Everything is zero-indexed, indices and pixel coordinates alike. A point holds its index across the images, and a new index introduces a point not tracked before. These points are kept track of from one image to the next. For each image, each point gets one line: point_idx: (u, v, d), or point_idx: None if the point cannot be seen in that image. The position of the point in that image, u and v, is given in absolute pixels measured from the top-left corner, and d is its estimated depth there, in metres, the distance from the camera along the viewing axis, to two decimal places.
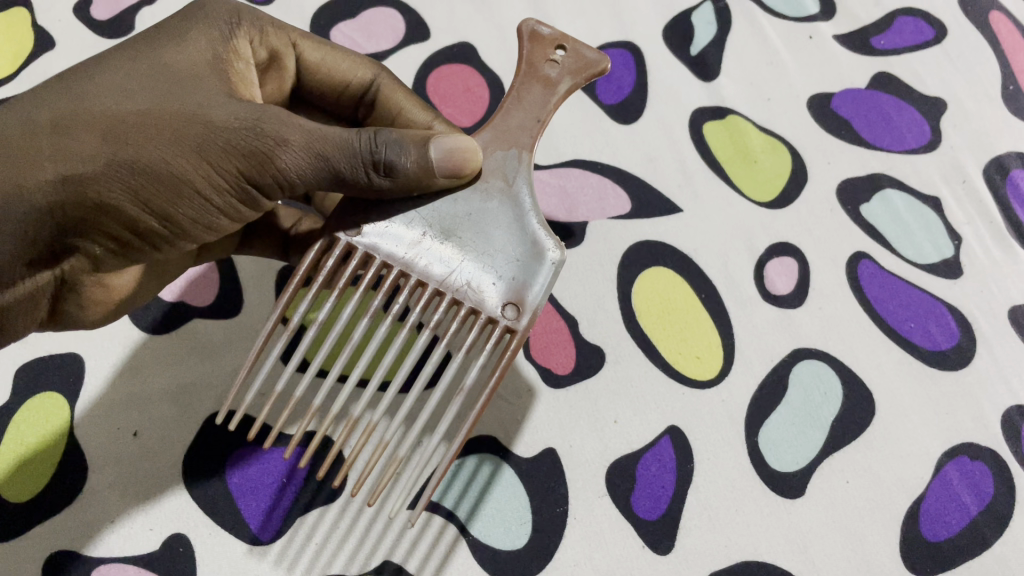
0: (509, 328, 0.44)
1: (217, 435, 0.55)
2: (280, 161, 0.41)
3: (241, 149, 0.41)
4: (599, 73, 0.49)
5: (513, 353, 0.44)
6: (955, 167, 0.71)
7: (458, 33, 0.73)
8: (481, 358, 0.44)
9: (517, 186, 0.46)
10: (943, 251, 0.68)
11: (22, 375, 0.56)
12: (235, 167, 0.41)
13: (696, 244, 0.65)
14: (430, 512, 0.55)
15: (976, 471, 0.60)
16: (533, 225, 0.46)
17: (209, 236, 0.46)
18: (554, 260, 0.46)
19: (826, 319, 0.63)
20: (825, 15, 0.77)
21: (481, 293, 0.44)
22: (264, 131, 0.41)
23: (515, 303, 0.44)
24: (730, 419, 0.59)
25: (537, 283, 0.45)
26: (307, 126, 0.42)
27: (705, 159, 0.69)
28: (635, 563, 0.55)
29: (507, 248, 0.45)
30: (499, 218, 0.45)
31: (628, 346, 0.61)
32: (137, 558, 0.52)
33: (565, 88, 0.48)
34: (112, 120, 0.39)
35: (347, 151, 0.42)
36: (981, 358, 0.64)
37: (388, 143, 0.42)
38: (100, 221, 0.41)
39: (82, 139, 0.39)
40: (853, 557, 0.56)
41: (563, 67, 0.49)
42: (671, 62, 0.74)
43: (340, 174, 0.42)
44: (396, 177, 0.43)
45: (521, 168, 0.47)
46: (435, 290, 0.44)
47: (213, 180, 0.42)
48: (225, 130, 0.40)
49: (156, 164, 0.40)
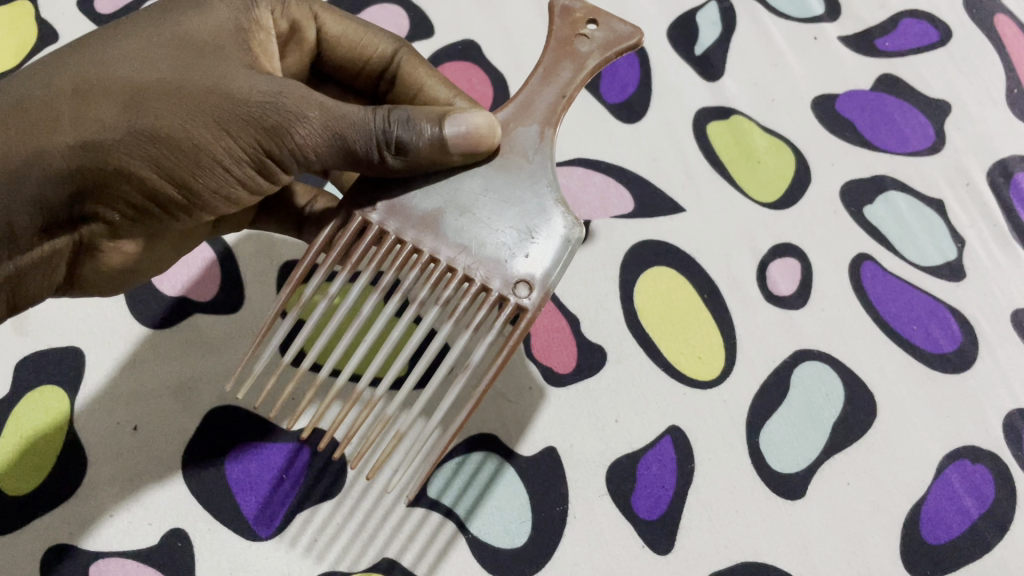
0: (521, 306, 0.43)
1: (218, 431, 0.55)
2: (297, 136, 0.42)
3: (261, 122, 0.41)
4: (631, 48, 0.49)
5: (521, 333, 0.43)
6: (959, 170, 0.71)
7: (462, 30, 0.73)
8: (488, 336, 0.43)
9: (536, 164, 0.46)
10: (946, 253, 0.68)
11: (20, 367, 0.56)
12: (253, 140, 0.42)
13: (698, 244, 0.65)
14: (428, 508, 0.54)
15: (978, 476, 0.59)
16: (551, 203, 0.45)
17: (229, 210, 0.46)
18: (570, 239, 0.45)
19: (828, 320, 0.63)
20: (830, 16, 0.77)
21: (494, 270, 0.44)
22: (283, 106, 0.41)
23: (528, 281, 0.43)
24: (731, 420, 0.59)
25: (551, 262, 0.44)
26: (325, 104, 0.42)
27: (709, 160, 0.69)
28: (635, 563, 0.54)
29: (521, 226, 0.44)
30: (516, 196, 0.45)
31: (629, 346, 0.61)
32: (135, 553, 0.52)
33: (593, 64, 0.48)
34: (133, 89, 0.40)
35: (362, 127, 0.42)
36: (983, 361, 0.63)
37: (402, 121, 0.43)
38: (120, 189, 0.41)
39: (105, 105, 0.40)
40: (853, 559, 0.56)
41: (593, 43, 0.49)
42: (675, 61, 0.74)
43: (357, 153, 0.43)
44: (411, 156, 0.43)
45: (542, 146, 0.46)
46: (446, 266, 0.44)
47: (233, 152, 0.42)
48: (246, 102, 0.41)
49: (176, 135, 0.40)
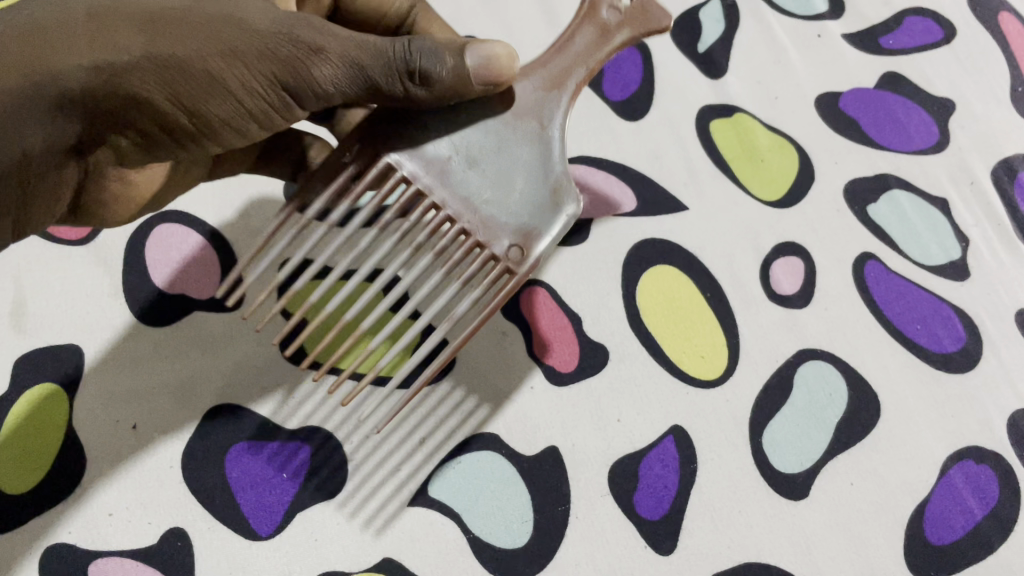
0: (508, 271, 0.43)
1: (217, 430, 0.55)
2: (313, 70, 0.41)
3: (278, 53, 0.40)
4: (659, 31, 0.47)
5: (506, 297, 0.43)
6: (963, 168, 0.71)
7: (464, 27, 0.73)
8: (474, 294, 0.43)
9: (551, 128, 0.45)
10: (950, 252, 0.67)
11: (18, 366, 0.56)
12: (269, 71, 0.40)
13: (701, 243, 0.65)
14: (429, 507, 0.54)
15: (982, 476, 0.59)
16: (557, 173, 0.45)
17: (238, 142, 0.45)
18: (569, 214, 0.44)
19: (832, 319, 0.63)
20: (833, 13, 0.77)
21: (489, 227, 0.44)
22: (299, 38, 0.40)
23: (521, 246, 0.44)
24: (734, 420, 0.58)
25: (546, 231, 0.44)
26: (341, 35, 0.41)
27: (712, 157, 0.69)
28: (637, 563, 0.54)
29: (523, 193, 0.44)
30: (524, 155, 0.45)
31: (632, 345, 0.60)
32: (134, 553, 0.52)
33: (620, 39, 0.46)
34: (150, 12, 0.38)
35: (381, 57, 0.41)
36: (988, 361, 0.63)
37: (423, 50, 0.41)
38: (132, 115, 0.40)
39: (119, 28, 0.37)
40: (857, 560, 0.56)
41: (623, 16, 0.47)
42: (678, 58, 0.73)
43: (374, 84, 0.42)
44: (432, 87, 0.42)
45: (557, 112, 0.46)
46: (444, 215, 0.44)
47: (248, 83, 0.41)
48: (261, 33, 0.40)
49: (192, 57, 0.39)
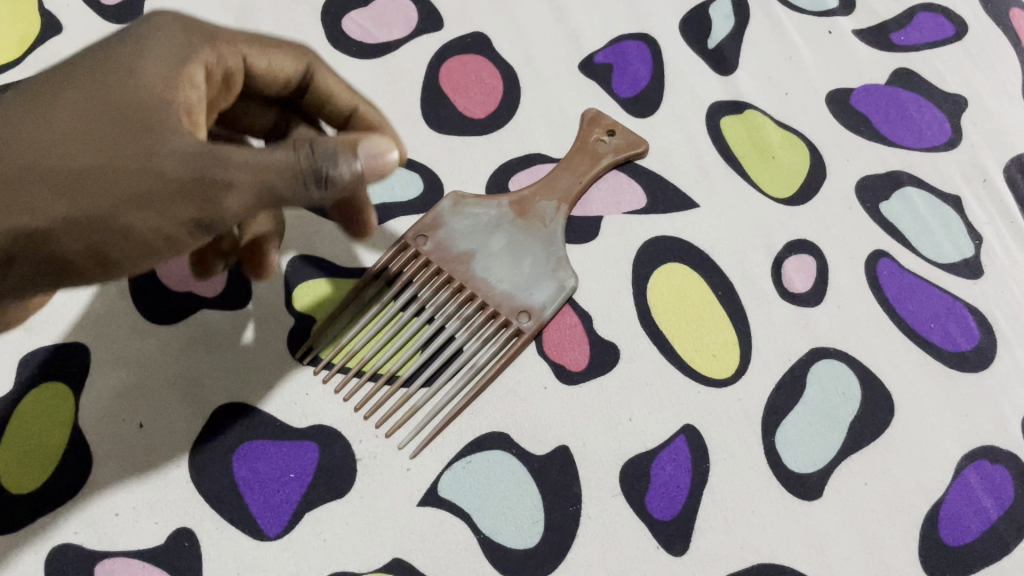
0: (523, 329, 0.58)
1: (225, 429, 0.54)
2: (226, 203, 0.40)
3: (185, 189, 0.40)
4: (637, 153, 0.67)
5: (520, 346, 0.57)
6: (976, 165, 0.70)
7: (472, 23, 0.72)
8: (495, 347, 0.57)
9: (552, 227, 0.62)
10: (963, 250, 0.67)
11: (24, 364, 0.55)
12: (186, 214, 0.40)
13: (712, 240, 0.64)
14: (438, 507, 0.53)
15: (997, 476, 0.58)
16: (556, 256, 0.61)
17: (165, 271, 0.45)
18: (566, 286, 0.60)
19: (844, 318, 0.62)
20: (844, 9, 0.76)
21: (509, 297, 0.59)
22: (209, 178, 0.40)
23: (532, 310, 0.58)
24: (746, 419, 0.58)
25: (551, 299, 0.59)
26: (247, 160, 0.40)
27: (722, 154, 0.68)
28: (649, 564, 0.53)
29: (532, 273, 0.60)
30: (532, 253, 0.60)
31: (642, 343, 0.60)
32: (141, 552, 0.51)
33: (608, 161, 0.66)
34: (68, 172, 0.40)
35: (288, 178, 0.40)
36: (1002, 360, 0.62)
37: (324, 157, 0.41)
38: (56, 263, 0.41)
39: (41, 194, 0.39)
40: (872, 561, 0.55)
41: (610, 147, 0.66)
42: (688, 54, 0.73)
43: (286, 203, 0.41)
44: (333, 189, 0.41)
45: (559, 215, 0.62)
46: (475, 289, 0.59)
47: (164, 229, 0.41)
48: (170, 174, 0.40)
49: (106, 214, 0.40)
